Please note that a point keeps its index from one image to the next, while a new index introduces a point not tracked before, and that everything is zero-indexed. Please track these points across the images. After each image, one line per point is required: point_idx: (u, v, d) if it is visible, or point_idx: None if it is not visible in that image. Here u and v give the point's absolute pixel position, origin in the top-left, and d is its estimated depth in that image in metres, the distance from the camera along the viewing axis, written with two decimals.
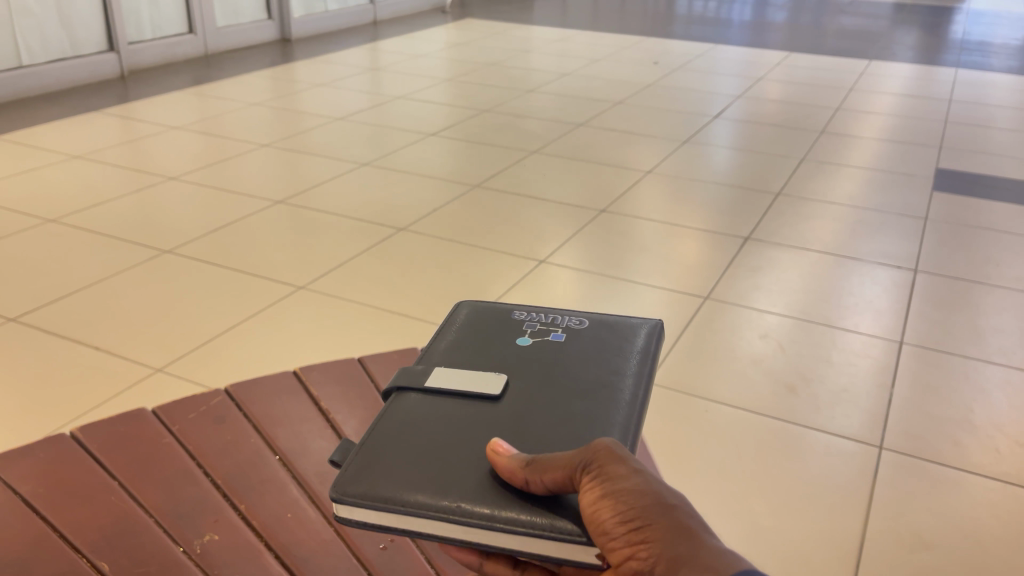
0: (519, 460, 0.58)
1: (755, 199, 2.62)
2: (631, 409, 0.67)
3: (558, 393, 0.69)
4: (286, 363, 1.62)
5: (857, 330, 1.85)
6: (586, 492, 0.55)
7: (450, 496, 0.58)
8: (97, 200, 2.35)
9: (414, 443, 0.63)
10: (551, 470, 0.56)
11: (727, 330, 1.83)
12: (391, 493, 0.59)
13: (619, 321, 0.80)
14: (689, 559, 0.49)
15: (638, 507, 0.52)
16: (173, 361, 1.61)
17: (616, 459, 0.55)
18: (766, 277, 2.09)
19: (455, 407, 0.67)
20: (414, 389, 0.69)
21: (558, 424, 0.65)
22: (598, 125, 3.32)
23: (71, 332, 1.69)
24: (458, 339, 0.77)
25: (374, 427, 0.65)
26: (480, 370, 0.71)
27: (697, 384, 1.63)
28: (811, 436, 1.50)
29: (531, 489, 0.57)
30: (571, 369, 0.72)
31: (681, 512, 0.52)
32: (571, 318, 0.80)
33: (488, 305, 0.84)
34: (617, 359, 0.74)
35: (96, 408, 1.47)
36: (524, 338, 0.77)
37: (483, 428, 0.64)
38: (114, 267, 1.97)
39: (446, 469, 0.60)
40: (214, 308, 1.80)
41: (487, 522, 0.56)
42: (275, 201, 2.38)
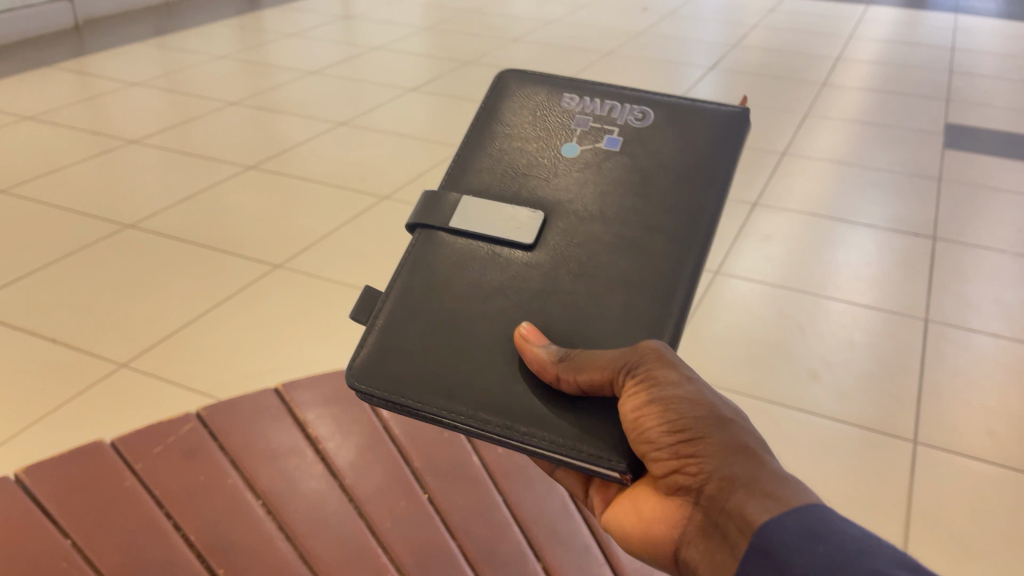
0: (553, 356, 0.68)
1: (757, 158, 2.47)
2: (687, 232, 0.78)
3: (606, 219, 0.80)
4: (263, 355, 1.47)
5: (835, 297, 1.74)
6: (631, 397, 0.63)
7: (470, 388, 0.71)
8: (52, 165, 2.17)
9: (440, 319, 0.75)
10: (587, 372, 0.66)
11: (740, 309, 1.68)
12: (414, 381, 0.72)
13: (680, 111, 0.87)
14: (744, 478, 0.55)
15: (690, 421, 0.59)
16: (141, 354, 1.45)
17: (666, 367, 0.62)
18: (776, 247, 1.94)
19: (488, 259, 0.78)
20: (454, 232, 0.80)
21: (597, 267, 0.77)
22: (587, 78, 3.14)
23: (25, 320, 1.53)
24: (508, 144, 0.87)
25: (396, 288, 0.78)
26: (520, 204, 0.82)
27: (711, 369, 1.50)
28: (838, 427, 1.38)
29: (561, 384, 0.68)
30: (625, 182, 0.82)
31: (733, 429, 0.58)
32: (630, 109, 0.87)
33: (538, 91, 0.91)
34: (672, 166, 0.83)
35: (54, 412, 1.33)
36: (574, 146, 0.86)
37: (509, 294, 0.76)
38: (72, 243, 1.80)
39: (464, 352, 0.73)
40: (183, 288, 1.64)
41: (497, 420, 0.69)
42: (248, 166, 2.21)
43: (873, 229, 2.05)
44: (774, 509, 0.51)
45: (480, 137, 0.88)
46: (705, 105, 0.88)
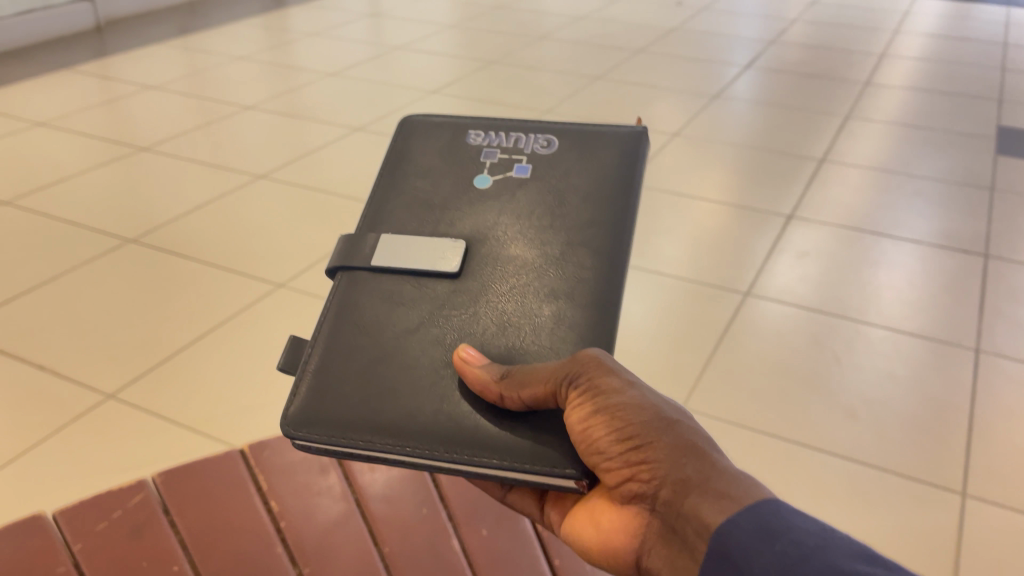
0: (493, 374, 0.61)
1: (792, 165, 2.33)
2: (611, 249, 0.71)
3: (524, 245, 0.72)
4: (259, 384, 1.38)
5: (877, 323, 1.61)
6: (575, 407, 0.58)
7: (417, 418, 0.62)
8: (60, 175, 2.11)
9: (368, 355, 0.66)
10: (530, 386, 0.60)
11: (772, 337, 1.56)
12: (354, 421, 0.62)
13: (591, 132, 0.80)
14: (696, 482, 0.52)
15: (637, 425, 0.56)
16: (129, 385, 1.37)
17: (606, 372, 0.59)
18: (812, 266, 1.81)
19: (411, 289, 0.70)
20: (363, 269, 0.71)
21: (521, 291, 0.69)
22: (616, 78, 3.02)
23: (15, 345, 1.46)
24: (414, 178, 0.79)
25: (320, 331, 0.68)
26: (436, 236, 0.73)
27: (738, 406, 1.38)
28: (876, 474, 1.26)
29: (505, 403, 0.61)
30: (538, 210, 0.75)
31: (680, 427, 0.56)
32: (535, 138, 0.80)
33: (438, 122, 0.83)
34: (585, 185, 0.76)
35: (36, 449, 1.25)
36: (484, 177, 0.78)
37: (438, 324, 0.68)
38: (72, 260, 1.73)
39: (403, 386, 0.64)
40: (181, 311, 1.56)
41: (452, 453, 0.60)
42: (258, 175, 2.13)
43: (923, 245, 1.90)
44: (730, 509, 0.49)
45: (381, 176, 0.80)
46: (612, 127, 0.81)
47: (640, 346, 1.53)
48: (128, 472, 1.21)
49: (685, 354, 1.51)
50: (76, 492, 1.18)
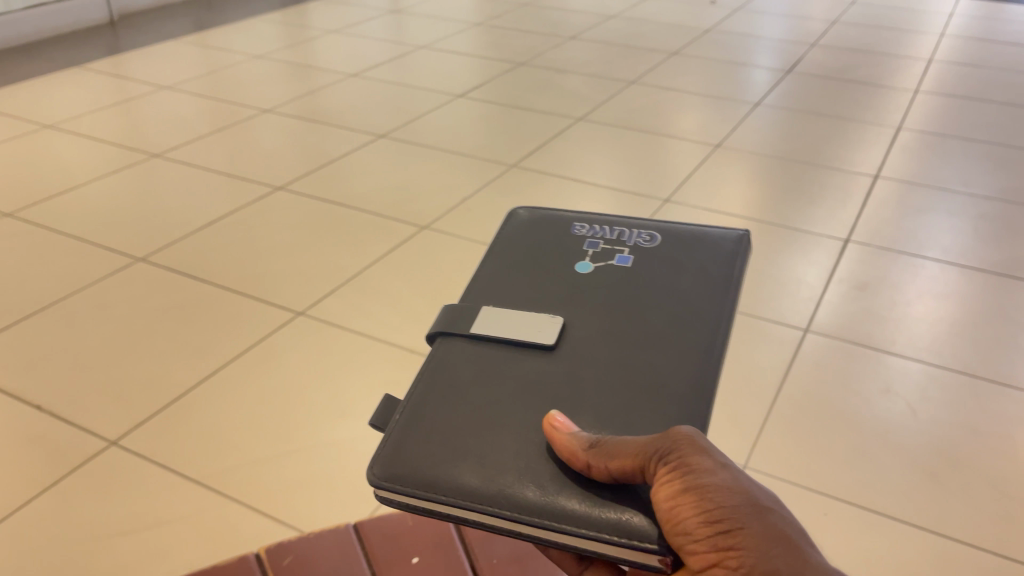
0: (582, 441, 0.50)
1: (845, 180, 2.15)
2: (713, 342, 0.60)
3: (623, 329, 0.62)
4: (275, 432, 1.25)
5: (897, 351, 1.48)
6: (662, 484, 0.48)
7: (503, 481, 0.51)
8: (66, 184, 2.00)
9: (457, 411, 0.56)
10: (620, 456, 0.50)
11: (839, 383, 1.40)
12: (440, 479, 0.52)
13: (698, 233, 0.71)
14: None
15: (726, 508, 0.48)
16: (132, 431, 1.24)
17: (698, 449, 0.49)
18: (879, 297, 1.64)
19: (503, 358, 0.60)
20: (457, 336, 0.62)
21: (617, 374, 0.58)
22: (652, 82, 2.87)
23: (11, 380, 1.35)
24: (510, 259, 0.71)
25: (414, 389, 0.59)
26: (531, 310, 0.64)
27: (804, 467, 1.24)
28: (973, 553, 1.11)
29: (591, 474, 0.50)
30: (639, 295, 0.65)
31: (774, 515, 0.48)
32: (640, 232, 0.72)
33: (543, 217, 0.77)
34: (692, 283, 0.66)
35: (28, 502, 1.13)
36: (585, 263, 0.69)
37: (533, 392, 0.57)
38: (75, 281, 1.61)
39: (493, 445, 0.54)
40: (191, 343, 1.44)
41: (551, 522, 0.49)
42: (276, 186, 2.01)
43: (944, 264, 1.76)
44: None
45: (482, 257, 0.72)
46: (718, 231, 0.72)
47: None
48: (129, 535, 1.08)
49: (743, 402, 1.37)
50: (70, 556, 1.05)
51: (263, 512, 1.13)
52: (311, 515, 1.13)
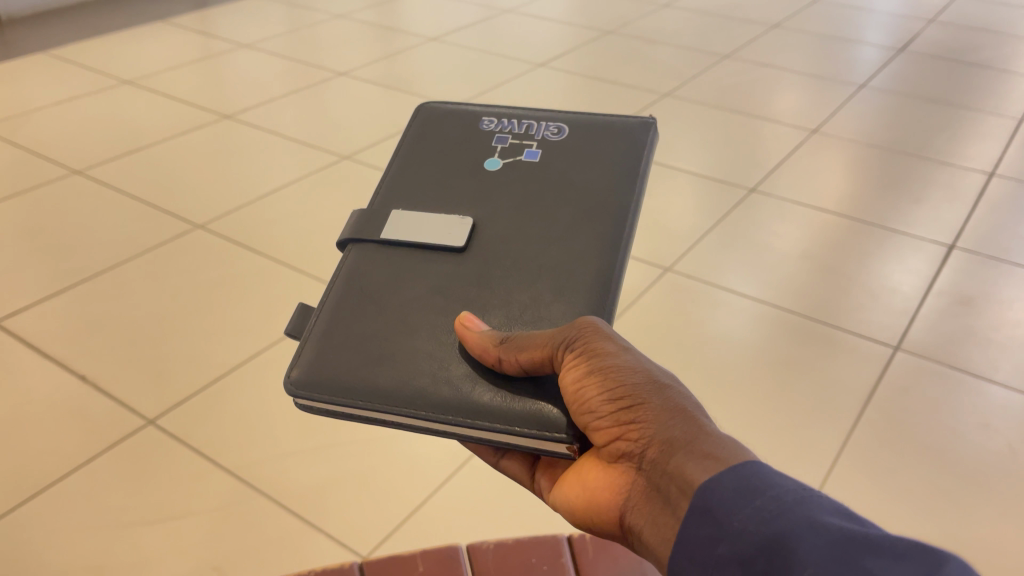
0: (491, 338, 0.56)
1: (954, 176, 1.95)
2: (616, 230, 0.66)
3: (533, 223, 0.68)
4: (312, 421, 1.21)
5: (998, 379, 1.33)
6: (569, 370, 0.52)
7: (416, 382, 0.57)
8: (138, 144, 1.98)
9: (375, 314, 0.62)
10: (526, 349, 0.54)
11: (929, 411, 1.27)
12: (356, 382, 0.58)
13: (603, 121, 0.78)
14: (682, 440, 0.45)
15: (630, 384, 0.49)
16: (171, 410, 1.21)
17: (603, 336, 0.52)
18: (982, 316, 1.47)
19: (415, 259, 0.66)
20: (369, 241, 0.68)
21: (523, 266, 0.64)
22: (748, 58, 2.68)
23: (60, 347, 1.34)
24: (426, 163, 0.75)
25: (329, 295, 0.64)
26: (444, 212, 0.69)
27: (882, 510, 1.11)
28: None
29: (503, 368, 0.56)
30: (553, 190, 0.71)
31: (675, 389, 0.49)
32: (546, 126, 0.78)
33: (452, 111, 0.82)
34: (593, 172, 0.72)
35: (59, 480, 1.10)
36: (495, 160, 0.75)
37: (446, 288, 0.63)
38: (134, 246, 1.60)
39: (408, 348, 0.59)
40: (240, 319, 1.40)
41: (459, 417, 0.55)
42: (342, 155, 1.95)
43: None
44: (716, 468, 0.42)
45: (394, 158, 0.77)
46: (622, 118, 0.79)
47: (761, 412, 1.27)
48: (154, 524, 1.05)
49: (818, 426, 1.24)
50: (94, 540, 1.03)
51: (290, 508, 1.08)
52: (338, 511, 1.08)
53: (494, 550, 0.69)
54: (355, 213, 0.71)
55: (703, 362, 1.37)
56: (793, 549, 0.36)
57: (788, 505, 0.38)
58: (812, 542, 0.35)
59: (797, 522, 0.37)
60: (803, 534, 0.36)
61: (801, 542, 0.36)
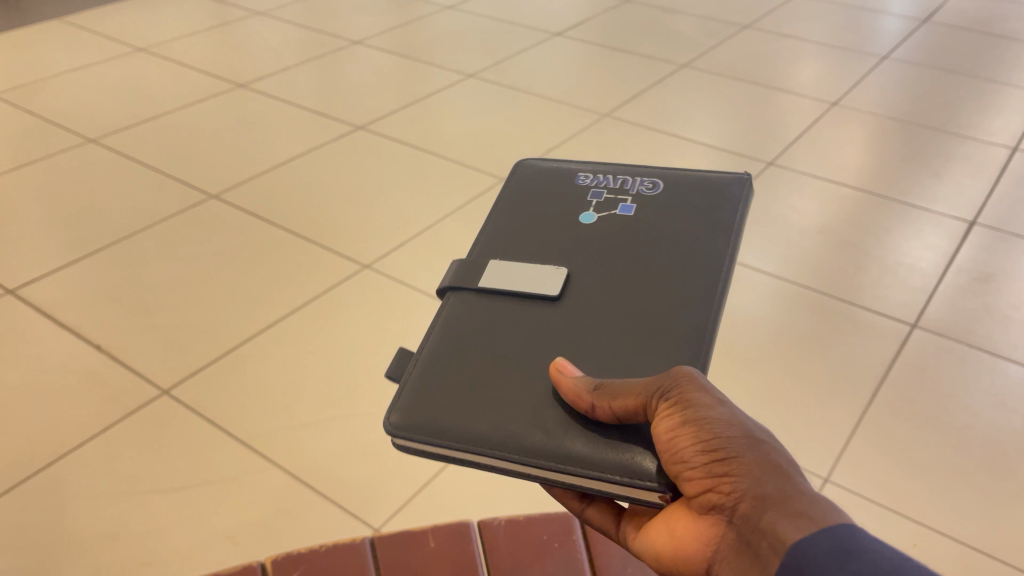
0: (586, 384, 0.53)
1: (977, 151, 1.92)
2: (712, 287, 0.62)
3: (628, 275, 0.64)
4: (327, 392, 1.21)
5: (1017, 358, 1.31)
6: (661, 419, 0.49)
7: (511, 427, 0.54)
8: (153, 112, 1.98)
9: (473, 360, 0.59)
10: (621, 396, 0.51)
11: (946, 389, 1.26)
12: (450, 427, 0.55)
13: (696, 177, 0.74)
14: (778, 498, 0.44)
15: (724, 437, 0.48)
16: (187, 379, 1.22)
17: (698, 387, 0.50)
18: (1002, 294, 1.45)
19: (510, 310, 0.63)
20: (466, 290, 0.65)
21: (622, 322, 0.60)
22: (769, 28, 2.64)
23: (78, 315, 1.34)
24: (519, 215, 0.72)
25: (426, 344, 0.61)
26: (538, 263, 0.66)
27: (896, 487, 1.11)
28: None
29: (595, 415, 0.52)
30: (646, 245, 0.67)
31: (770, 446, 0.47)
32: (642, 180, 0.74)
33: (547, 168, 0.78)
34: (689, 228, 0.68)
35: (77, 448, 1.12)
36: (589, 213, 0.71)
37: (541, 337, 0.60)
38: (148, 215, 1.60)
39: (504, 393, 0.56)
40: (255, 291, 1.40)
41: (556, 464, 0.52)
42: (357, 125, 1.94)
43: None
44: (812, 528, 0.42)
45: (491, 211, 0.74)
46: (718, 174, 0.75)
47: (773, 388, 1.26)
48: (170, 493, 1.06)
49: (835, 403, 1.23)
50: (112, 507, 1.04)
51: (305, 481, 1.08)
52: (354, 483, 1.08)
53: (504, 527, 0.69)
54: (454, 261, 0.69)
55: (719, 338, 1.36)
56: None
57: (886, 574, 0.38)
58: None
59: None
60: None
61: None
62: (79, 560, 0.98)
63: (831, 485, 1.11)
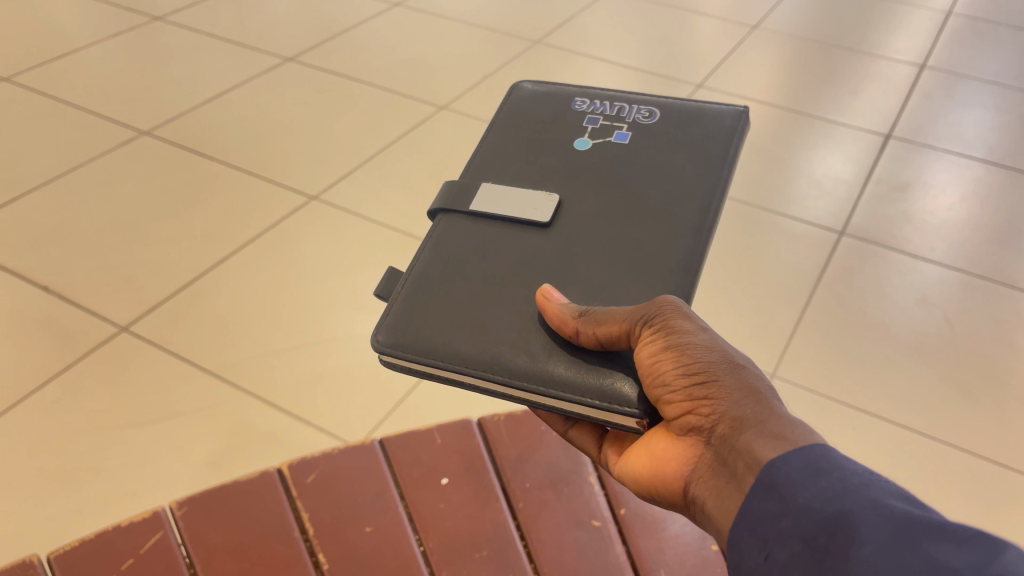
0: (570, 310, 0.54)
1: (888, 69, 2.01)
2: (702, 216, 0.65)
3: (615, 205, 0.66)
4: (288, 322, 1.22)
5: (932, 258, 1.42)
6: (644, 345, 0.50)
7: (497, 350, 0.57)
8: (65, 48, 1.88)
9: (460, 284, 0.61)
10: (606, 323, 0.52)
11: (870, 289, 1.35)
12: (437, 347, 0.57)
13: (694, 108, 0.76)
14: (755, 421, 0.45)
15: (706, 361, 0.48)
16: (144, 316, 1.21)
17: (681, 314, 0.51)
18: (915, 200, 1.56)
19: (501, 236, 0.65)
20: (458, 213, 0.68)
21: (614, 247, 0.63)
22: None
23: (18, 259, 1.30)
24: (514, 138, 0.75)
25: (416, 264, 0.64)
26: (531, 188, 0.68)
27: (835, 378, 1.20)
28: (1013, 479, 1.07)
29: (580, 340, 0.54)
30: (633, 175, 0.69)
31: (748, 371, 0.48)
32: (639, 109, 0.76)
33: (546, 92, 0.80)
34: (681, 160, 0.70)
35: (39, 388, 1.10)
36: (585, 139, 0.73)
37: (527, 264, 0.62)
38: (78, 155, 1.54)
39: (488, 318, 0.59)
40: (201, 227, 1.38)
41: (538, 388, 0.55)
42: (285, 57, 1.90)
43: (988, 165, 1.66)
44: (786, 448, 0.43)
45: (486, 134, 0.76)
46: (716, 106, 0.76)
47: (715, 295, 1.34)
48: (144, 426, 1.06)
49: (776, 307, 1.32)
50: (84, 444, 1.03)
51: (277, 406, 1.10)
52: (325, 406, 1.10)
53: (505, 422, 0.72)
54: (447, 181, 0.71)
55: None
56: (853, 528, 0.36)
57: (855, 488, 0.38)
58: (873, 523, 0.36)
59: (859, 505, 0.37)
60: (863, 513, 0.36)
61: (861, 521, 0.36)
62: (58, 497, 0.98)
63: (776, 379, 1.20)
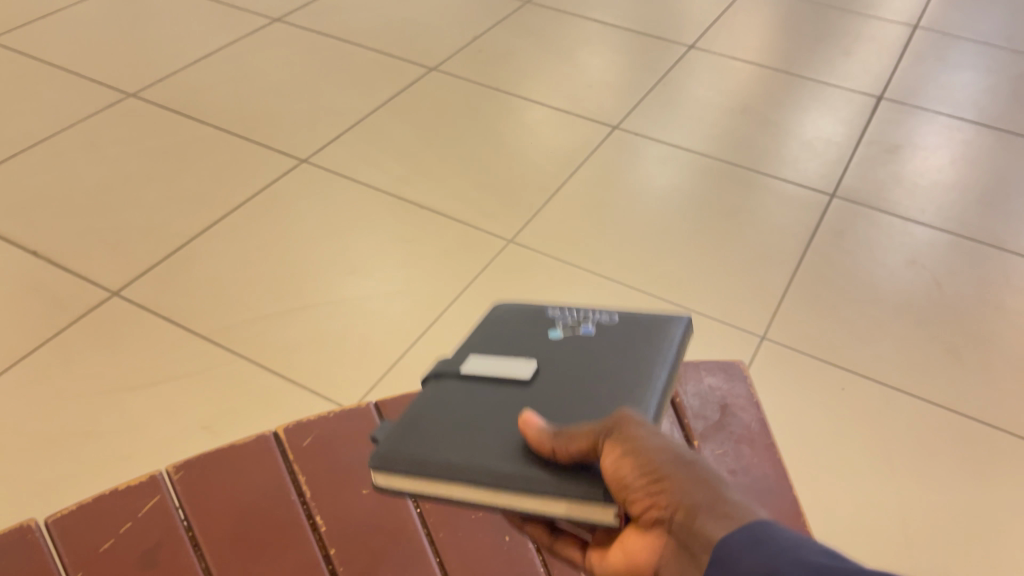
0: (544, 428, 0.47)
1: (880, 30, 2.00)
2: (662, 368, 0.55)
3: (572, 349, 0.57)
4: (278, 286, 1.22)
5: (922, 220, 1.43)
6: (605, 455, 0.45)
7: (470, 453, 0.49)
8: (45, 9, 1.85)
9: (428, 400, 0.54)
10: (576, 437, 0.46)
11: (860, 252, 1.36)
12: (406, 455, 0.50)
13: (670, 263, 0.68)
14: (711, 508, 0.41)
15: (660, 460, 0.43)
16: (135, 281, 1.20)
17: (639, 420, 0.46)
18: (906, 162, 1.56)
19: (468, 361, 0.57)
20: None
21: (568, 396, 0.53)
22: None
23: (4, 223, 1.29)
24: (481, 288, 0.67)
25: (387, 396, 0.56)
26: (500, 320, 0.62)
27: (824, 339, 1.21)
28: (997, 438, 1.09)
29: (555, 458, 0.47)
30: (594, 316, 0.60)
31: (704, 466, 0.44)
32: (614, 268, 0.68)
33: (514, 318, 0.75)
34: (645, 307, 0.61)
35: (31, 353, 1.10)
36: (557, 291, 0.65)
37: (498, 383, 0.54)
38: (63, 118, 1.52)
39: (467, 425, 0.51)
40: (190, 191, 1.37)
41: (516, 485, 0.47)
42: (271, 18, 1.86)
43: (979, 127, 1.66)
44: (734, 525, 0.40)
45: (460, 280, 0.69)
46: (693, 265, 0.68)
47: (705, 258, 1.34)
48: (137, 390, 1.06)
49: (766, 269, 1.32)
50: (79, 409, 1.04)
51: (271, 370, 1.10)
52: (319, 370, 1.11)
53: None
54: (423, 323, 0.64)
55: (654, 215, 1.42)
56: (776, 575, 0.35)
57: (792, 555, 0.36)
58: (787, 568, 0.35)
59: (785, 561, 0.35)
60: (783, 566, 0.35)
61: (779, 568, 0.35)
62: (52, 461, 0.98)
63: (766, 342, 1.21)
